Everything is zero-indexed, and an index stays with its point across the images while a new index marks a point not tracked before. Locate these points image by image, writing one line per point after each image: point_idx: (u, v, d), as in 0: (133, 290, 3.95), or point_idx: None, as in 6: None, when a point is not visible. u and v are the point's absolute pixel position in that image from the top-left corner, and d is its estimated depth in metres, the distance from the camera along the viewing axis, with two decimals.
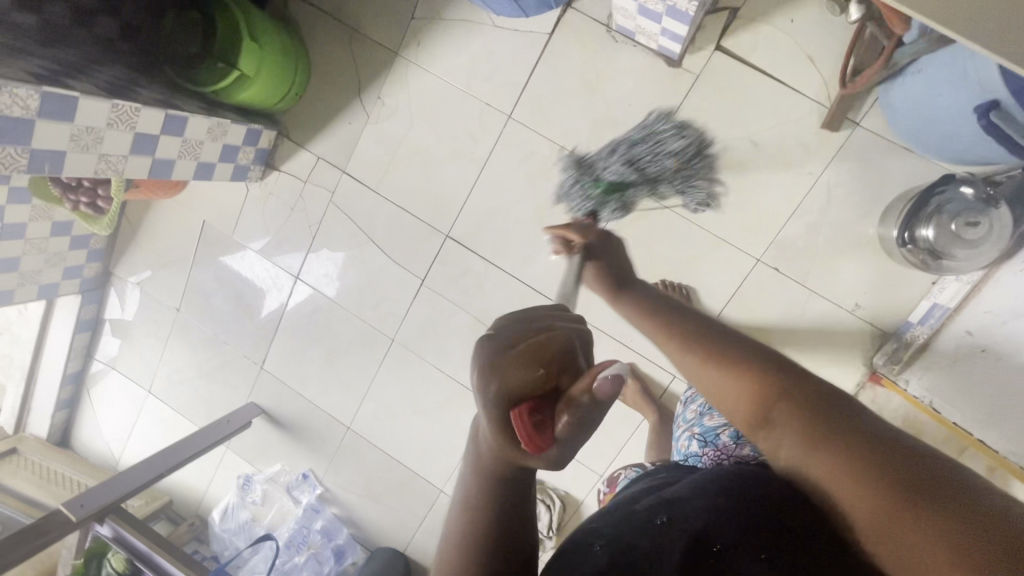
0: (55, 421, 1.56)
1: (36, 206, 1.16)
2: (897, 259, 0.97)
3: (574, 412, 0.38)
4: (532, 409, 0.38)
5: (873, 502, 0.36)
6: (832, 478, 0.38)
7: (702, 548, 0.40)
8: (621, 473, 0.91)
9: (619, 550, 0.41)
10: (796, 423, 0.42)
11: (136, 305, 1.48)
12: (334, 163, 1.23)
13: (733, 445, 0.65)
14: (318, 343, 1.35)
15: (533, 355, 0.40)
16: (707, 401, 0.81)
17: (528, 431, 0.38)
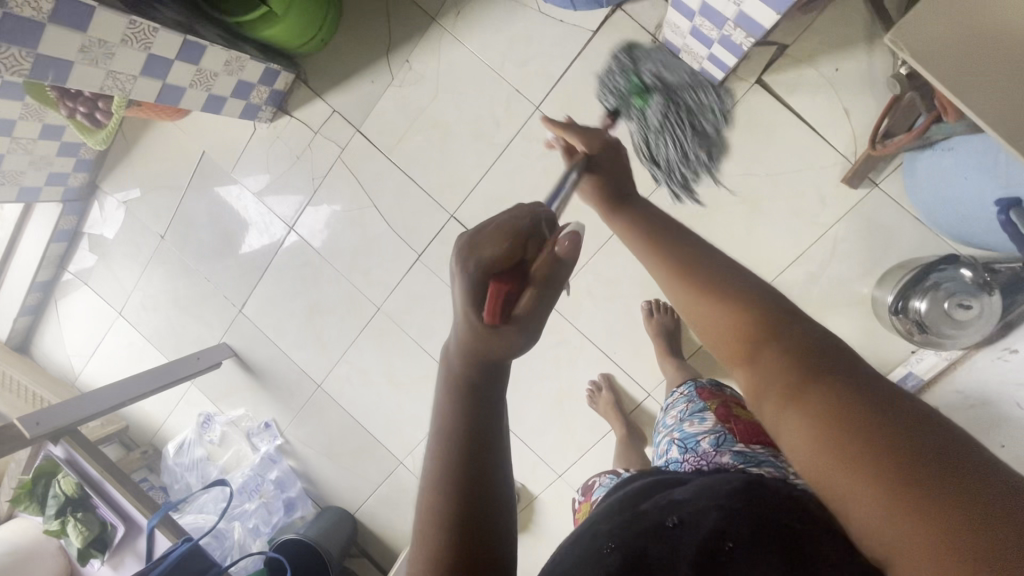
0: (16, 326, 1.51)
1: (29, 104, 1.10)
2: (884, 323, 0.98)
3: (544, 268, 0.45)
4: (507, 289, 0.44)
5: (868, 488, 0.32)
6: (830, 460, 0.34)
7: (714, 548, 0.42)
8: (596, 482, 0.93)
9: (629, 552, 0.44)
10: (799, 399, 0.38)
11: (119, 223, 1.43)
12: (348, 119, 1.19)
13: (712, 452, 0.67)
14: (302, 297, 1.33)
15: (511, 231, 0.45)
16: (688, 406, 0.82)
17: (494, 304, 0.43)
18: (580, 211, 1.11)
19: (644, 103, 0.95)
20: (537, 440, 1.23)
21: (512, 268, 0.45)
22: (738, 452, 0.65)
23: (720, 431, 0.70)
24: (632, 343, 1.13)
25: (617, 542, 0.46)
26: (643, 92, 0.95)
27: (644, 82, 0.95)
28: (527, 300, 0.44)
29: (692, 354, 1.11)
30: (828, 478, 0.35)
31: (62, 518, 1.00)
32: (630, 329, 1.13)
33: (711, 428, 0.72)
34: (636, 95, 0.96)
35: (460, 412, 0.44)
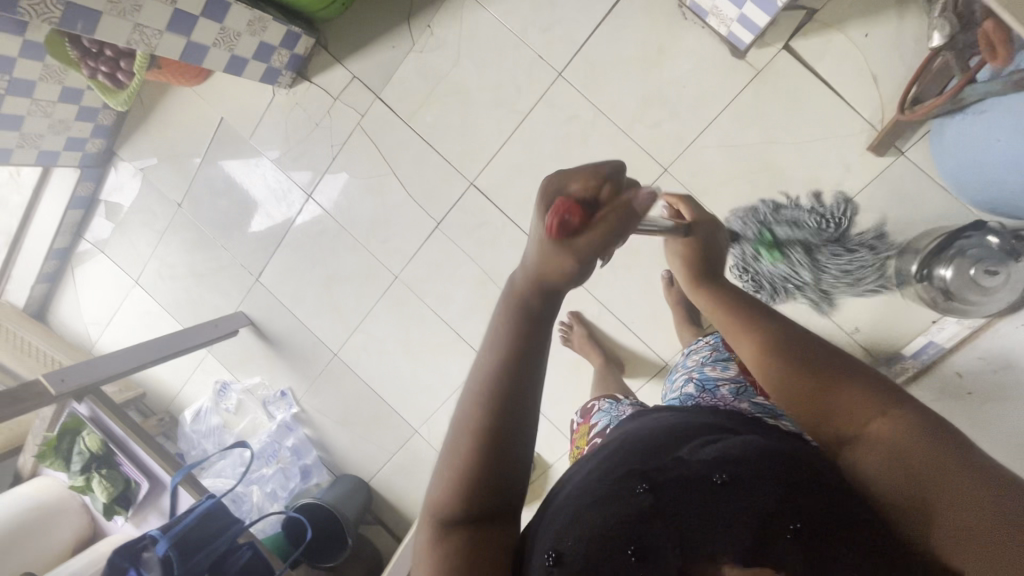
0: (34, 293, 1.52)
1: (49, 65, 1.10)
2: (906, 293, 0.98)
3: (614, 219, 0.46)
4: (570, 210, 0.45)
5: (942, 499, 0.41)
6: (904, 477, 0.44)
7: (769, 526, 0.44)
8: (594, 405, 0.96)
9: (659, 501, 0.47)
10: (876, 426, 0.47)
11: (135, 191, 1.43)
12: (368, 85, 1.18)
13: (730, 398, 0.67)
14: (320, 266, 1.33)
15: (607, 175, 0.46)
16: (712, 351, 0.83)
17: (555, 222, 0.45)
18: None
19: (777, 257, 1.02)
20: (553, 409, 1.24)
21: (587, 205, 0.46)
22: (757, 402, 0.66)
23: (741, 381, 0.70)
24: (651, 312, 1.13)
25: (650, 481, 0.47)
26: (768, 246, 1.01)
27: (770, 236, 1.01)
28: (585, 237, 0.45)
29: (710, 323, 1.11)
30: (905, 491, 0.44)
31: (87, 475, 1.01)
32: (650, 299, 1.13)
33: (732, 376, 0.73)
34: (765, 251, 1.02)
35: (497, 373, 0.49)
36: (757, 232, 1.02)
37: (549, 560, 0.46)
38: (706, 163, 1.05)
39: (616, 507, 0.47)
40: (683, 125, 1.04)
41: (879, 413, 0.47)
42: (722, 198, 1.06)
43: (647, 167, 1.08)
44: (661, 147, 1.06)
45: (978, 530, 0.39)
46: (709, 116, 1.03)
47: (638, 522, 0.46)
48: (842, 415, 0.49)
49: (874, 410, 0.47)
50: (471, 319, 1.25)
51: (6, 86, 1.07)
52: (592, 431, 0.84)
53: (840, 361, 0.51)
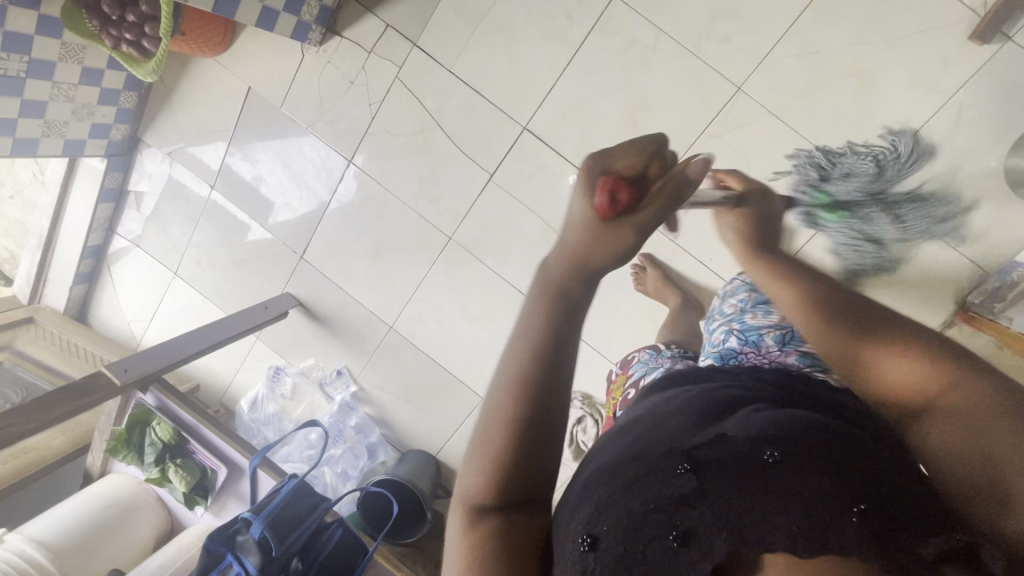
0: (73, 295, 1.49)
1: (67, 43, 1.04)
2: (1020, 193, 0.90)
3: (671, 188, 0.44)
4: (617, 186, 0.42)
5: (968, 407, 0.41)
6: (940, 391, 0.43)
7: (843, 506, 0.34)
8: (636, 355, 0.87)
9: (710, 480, 0.38)
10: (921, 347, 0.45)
11: (164, 178, 1.37)
12: (404, 34, 1.10)
13: (775, 351, 0.62)
14: (368, 236, 1.27)
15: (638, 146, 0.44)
16: (750, 292, 0.76)
17: (606, 199, 0.42)
18: (666, 107, 1.02)
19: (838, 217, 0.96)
20: None
21: (633, 180, 0.43)
22: (805, 352, 0.61)
23: (787, 328, 0.65)
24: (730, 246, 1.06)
25: (693, 461, 0.39)
26: (839, 211, 0.96)
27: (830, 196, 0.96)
28: (643, 210, 0.43)
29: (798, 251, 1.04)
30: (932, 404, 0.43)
31: (161, 465, 0.98)
32: None
33: (776, 322, 0.67)
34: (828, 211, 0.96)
35: (545, 337, 0.44)
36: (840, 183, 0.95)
37: (585, 545, 0.38)
38: (783, 77, 0.96)
39: (657, 488, 0.38)
40: (755, 37, 0.96)
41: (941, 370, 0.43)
42: (803, 113, 0.97)
43: (718, 88, 0.99)
44: (731, 65, 0.98)
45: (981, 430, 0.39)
46: (784, 23, 0.94)
47: (682, 505, 0.37)
48: (896, 376, 0.46)
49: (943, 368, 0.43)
50: None
51: (27, 68, 1.01)
52: (629, 381, 0.79)
53: (895, 326, 0.49)
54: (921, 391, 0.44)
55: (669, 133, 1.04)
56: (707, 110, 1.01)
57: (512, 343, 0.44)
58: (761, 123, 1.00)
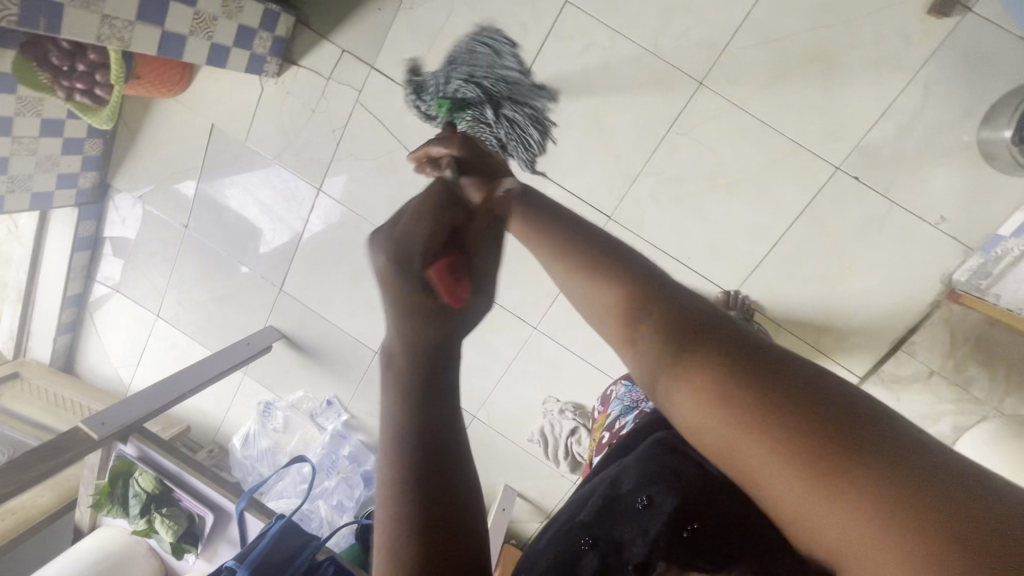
0: (57, 345, 1.48)
1: (23, 97, 1.03)
2: (995, 166, 0.88)
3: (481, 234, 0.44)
4: (449, 261, 0.38)
5: (809, 485, 0.26)
6: (777, 460, 0.28)
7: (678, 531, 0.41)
8: (612, 390, 0.87)
9: (597, 533, 0.46)
10: (748, 391, 0.30)
11: (137, 222, 1.36)
12: (360, 57, 1.09)
13: None
14: (345, 262, 1.25)
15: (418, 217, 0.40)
16: None
17: (447, 285, 0.37)
18: (629, 108, 1.01)
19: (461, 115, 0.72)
20: (617, 367, 1.15)
21: (445, 246, 0.40)
22: None
23: None
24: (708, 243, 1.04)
25: (591, 537, 0.46)
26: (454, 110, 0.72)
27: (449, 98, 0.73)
28: (478, 260, 0.42)
29: (776, 242, 1.02)
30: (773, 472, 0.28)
31: (148, 517, 0.96)
32: (703, 229, 1.04)
33: None
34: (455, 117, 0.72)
35: (411, 391, 0.34)
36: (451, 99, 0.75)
37: None
38: (744, 68, 0.95)
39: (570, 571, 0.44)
40: (712, 30, 0.94)
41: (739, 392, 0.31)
42: (767, 102, 0.95)
43: (680, 84, 0.98)
44: (690, 60, 0.96)
45: (831, 518, 0.26)
46: (739, 13, 0.92)
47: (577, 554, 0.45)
48: (723, 435, 0.31)
49: (768, 426, 0.28)
50: (513, 288, 1.16)
51: None
52: (605, 422, 0.79)
53: (722, 347, 0.33)
54: (759, 458, 0.29)
55: (635, 134, 1.02)
56: (670, 108, 0.99)
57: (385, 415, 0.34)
58: (727, 116, 0.98)
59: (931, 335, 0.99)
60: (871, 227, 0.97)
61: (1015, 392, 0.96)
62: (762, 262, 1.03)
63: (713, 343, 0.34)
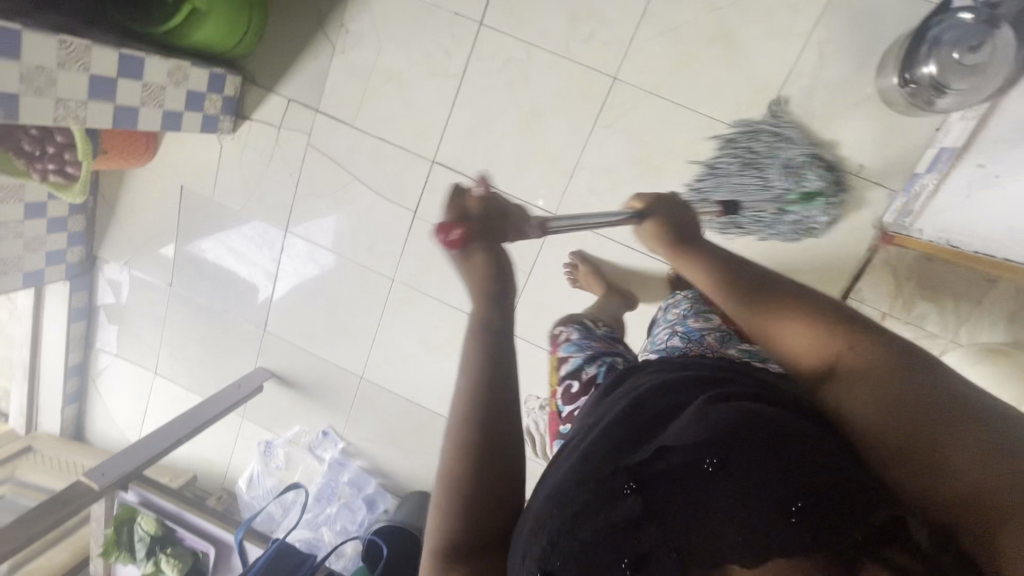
0: (65, 415, 1.55)
1: (4, 185, 1.13)
2: (897, 110, 0.94)
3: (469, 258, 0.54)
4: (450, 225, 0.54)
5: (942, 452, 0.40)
6: (915, 431, 0.42)
7: (781, 506, 0.37)
8: (563, 331, 0.89)
9: (653, 500, 0.40)
10: (896, 383, 0.45)
11: (125, 287, 1.44)
12: (305, 103, 1.18)
13: (719, 346, 0.64)
14: (319, 295, 1.32)
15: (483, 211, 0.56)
16: (686, 302, 0.79)
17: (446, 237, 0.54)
18: (555, 110, 1.07)
19: (795, 206, 0.97)
20: None
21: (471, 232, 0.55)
22: (744, 350, 0.63)
23: (727, 329, 0.67)
24: None
25: (637, 480, 0.42)
26: (807, 197, 0.97)
27: (804, 188, 0.96)
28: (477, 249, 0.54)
29: None
30: (910, 439, 0.42)
31: (154, 558, 1.01)
32: None
33: (716, 325, 0.69)
34: (799, 203, 0.97)
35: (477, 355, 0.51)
36: (806, 187, 0.96)
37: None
38: (652, 57, 1.01)
39: (603, 514, 0.41)
40: (616, 28, 1.01)
41: (908, 401, 0.43)
42: (679, 85, 1.02)
43: (597, 82, 1.05)
44: (602, 58, 1.03)
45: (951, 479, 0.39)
46: (637, 9, 1.00)
47: (633, 527, 0.40)
48: (873, 407, 0.45)
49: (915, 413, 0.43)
50: None
51: None
52: (561, 364, 0.80)
53: (886, 354, 0.47)
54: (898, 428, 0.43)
55: (565, 133, 1.08)
56: (592, 104, 1.06)
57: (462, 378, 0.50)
58: (645, 104, 1.04)
59: (876, 280, 1.01)
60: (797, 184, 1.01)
61: (968, 322, 0.98)
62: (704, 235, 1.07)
63: (865, 351, 0.48)
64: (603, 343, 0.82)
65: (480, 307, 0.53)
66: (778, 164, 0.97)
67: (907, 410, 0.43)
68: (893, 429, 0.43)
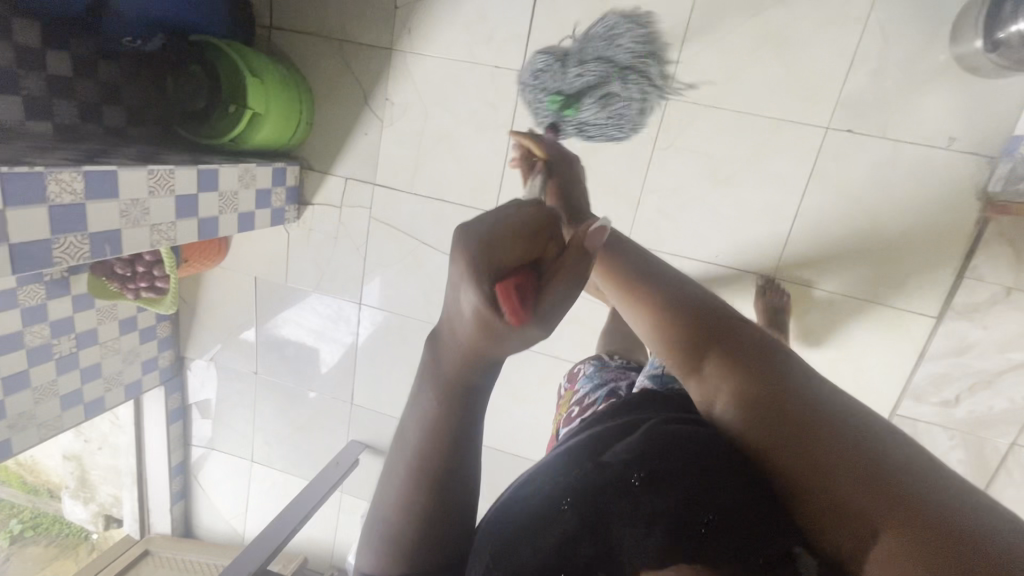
0: (174, 514, 1.61)
1: (101, 308, 1.20)
2: (982, 74, 0.88)
3: (575, 267, 0.37)
4: (518, 282, 0.34)
5: (837, 471, 0.37)
6: (805, 447, 0.39)
7: (695, 524, 0.38)
8: (580, 368, 0.87)
9: (587, 513, 0.39)
10: (778, 392, 0.42)
11: (212, 382, 1.49)
12: (362, 179, 1.21)
13: None
14: (401, 361, 1.32)
15: (539, 227, 0.37)
16: None
17: (512, 305, 0.34)
18: (610, 141, 1.06)
19: (574, 109, 0.98)
20: None
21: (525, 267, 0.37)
22: None
23: None
24: (731, 236, 1.05)
25: (568, 497, 0.40)
26: (566, 104, 0.99)
27: (560, 95, 0.99)
28: (556, 291, 0.36)
29: (795, 216, 1.02)
30: (801, 452, 0.39)
31: None
32: (721, 226, 1.06)
33: None
34: (564, 112, 1.00)
35: (449, 409, 0.40)
36: (553, 93, 1.00)
37: None
38: (702, 71, 0.99)
39: (532, 540, 0.40)
40: (661, 49, 1.00)
41: (794, 414, 0.41)
42: (737, 93, 0.99)
43: (650, 105, 1.03)
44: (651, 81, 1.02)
45: (851, 495, 0.36)
46: (680, 26, 0.98)
47: (569, 542, 0.39)
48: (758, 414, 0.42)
49: (804, 425, 0.40)
50: (561, 337, 1.19)
51: (77, 342, 1.17)
52: (574, 399, 0.78)
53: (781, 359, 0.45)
54: (778, 442, 0.41)
55: (625, 161, 1.07)
56: (649, 127, 1.04)
57: (409, 407, 0.41)
58: (704, 117, 1.01)
59: (994, 254, 0.93)
60: (883, 169, 0.96)
61: None
62: (790, 238, 1.03)
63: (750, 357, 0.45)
64: (616, 374, 0.79)
65: (429, 347, 0.40)
66: (592, 49, 0.98)
67: (794, 420, 0.40)
68: (777, 435, 0.41)
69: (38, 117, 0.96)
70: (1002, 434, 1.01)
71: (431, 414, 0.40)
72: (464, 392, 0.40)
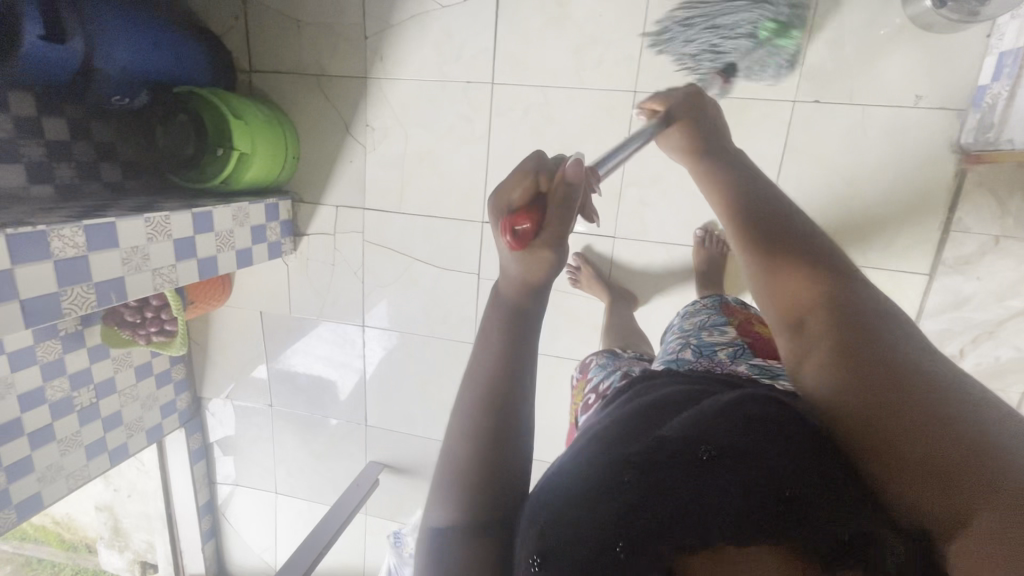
0: (206, 553, 1.64)
1: (117, 356, 1.24)
2: (938, 31, 0.89)
3: (560, 210, 0.46)
4: (518, 218, 0.45)
5: (933, 468, 0.35)
6: (900, 432, 0.37)
7: (773, 493, 0.36)
8: (591, 360, 0.87)
9: (659, 482, 0.38)
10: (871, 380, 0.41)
11: (231, 419, 1.52)
12: (352, 205, 1.24)
13: (727, 360, 0.61)
14: (408, 377, 1.35)
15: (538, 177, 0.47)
16: (707, 315, 0.76)
17: (511, 236, 0.45)
18: (584, 140, 1.09)
19: None
20: None
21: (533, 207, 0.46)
22: (755, 364, 0.59)
23: (739, 345, 0.64)
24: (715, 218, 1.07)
25: (639, 463, 0.39)
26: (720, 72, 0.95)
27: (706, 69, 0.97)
28: (546, 231, 0.46)
29: None
30: (897, 435, 0.37)
31: None
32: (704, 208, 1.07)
33: (730, 340, 0.67)
34: None
35: (502, 353, 0.46)
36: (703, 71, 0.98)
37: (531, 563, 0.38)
38: (665, 63, 1.02)
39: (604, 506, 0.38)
40: (623, 46, 1.03)
41: (891, 397, 0.39)
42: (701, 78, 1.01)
43: (620, 100, 1.05)
44: (617, 77, 1.05)
45: (941, 494, 0.34)
46: (639, 22, 1.01)
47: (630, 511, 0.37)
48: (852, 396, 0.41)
49: (900, 416, 0.38)
50: (561, 336, 1.21)
51: (97, 392, 1.21)
52: (588, 386, 0.78)
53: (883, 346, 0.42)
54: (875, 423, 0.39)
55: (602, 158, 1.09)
56: (621, 122, 1.07)
57: (472, 357, 0.47)
58: None
59: (977, 205, 0.94)
60: (855, 134, 0.97)
61: None
62: None
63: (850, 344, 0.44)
64: (628, 364, 0.80)
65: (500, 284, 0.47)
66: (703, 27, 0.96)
67: (889, 405, 0.39)
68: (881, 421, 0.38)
69: (41, 181, 1.02)
70: (1012, 383, 1.00)
71: (496, 356, 0.46)
72: (522, 318, 0.47)
